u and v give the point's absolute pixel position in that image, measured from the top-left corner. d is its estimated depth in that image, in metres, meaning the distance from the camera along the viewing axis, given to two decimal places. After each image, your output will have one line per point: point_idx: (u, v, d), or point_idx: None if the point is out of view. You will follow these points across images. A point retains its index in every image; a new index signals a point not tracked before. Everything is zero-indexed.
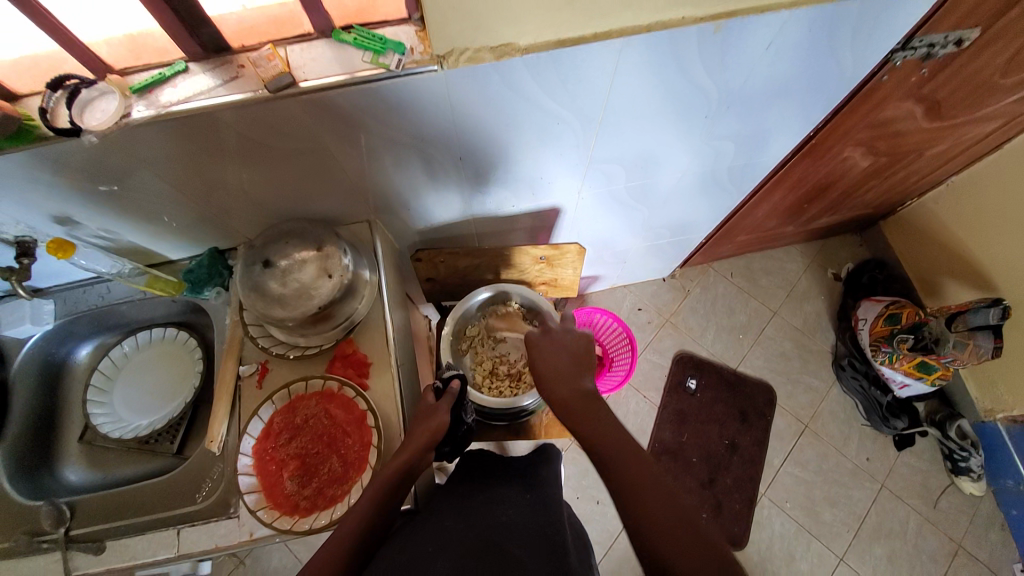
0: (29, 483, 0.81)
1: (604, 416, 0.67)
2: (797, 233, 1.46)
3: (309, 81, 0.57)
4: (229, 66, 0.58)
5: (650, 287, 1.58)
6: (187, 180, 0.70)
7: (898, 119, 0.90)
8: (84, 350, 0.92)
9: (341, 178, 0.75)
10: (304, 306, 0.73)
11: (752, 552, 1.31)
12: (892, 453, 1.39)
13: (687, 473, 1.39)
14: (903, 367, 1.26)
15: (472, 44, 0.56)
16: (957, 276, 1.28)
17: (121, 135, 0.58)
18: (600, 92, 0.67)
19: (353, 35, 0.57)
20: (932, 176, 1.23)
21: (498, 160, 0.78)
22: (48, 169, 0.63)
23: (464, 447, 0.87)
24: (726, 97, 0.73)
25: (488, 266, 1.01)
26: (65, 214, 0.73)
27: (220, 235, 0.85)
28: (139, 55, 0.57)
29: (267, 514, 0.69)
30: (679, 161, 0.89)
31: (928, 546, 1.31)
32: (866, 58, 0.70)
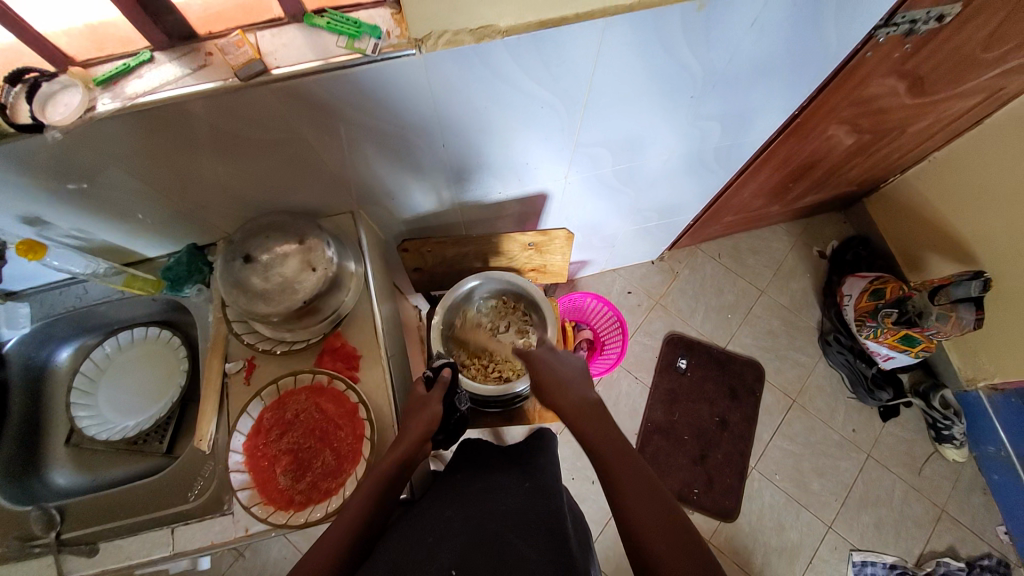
0: (14, 488, 0.80)
1: (608, 423, 0.66)
2: (783, 212, 1.46)
3: (282, 68, 0.55)
4: (196, 54, 0.55)
5: (640, 269, 1.58)
6: (160, 175, 0.68)
7: (881, 96, 0.90)
8: (66, 352, 0.90)
9: (322, 168, 0.73)
10: (287, 301, 0.72)
11: (743, 523, 1.35)
12: (878, 424, 1.43)
13: (679, 450, 1.41)
14: (887, 341, 1.28)
15: (450, 26, 0.55)
16: (938, 249, 1.30)
17: (87, 130, 0.56)
18: (584, 74, 0.65)
19: (325, 19, 0.55)
20: (915, 152, 1.24)
21: (483, 147, 0.77)
22: (13, 168, 0.60)
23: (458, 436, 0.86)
24: (711, 77, 0.72)
25: (476, 255, 1.01)
26: (35, 215, 0.70)
27: (199, 231, 0.83)
28: (102, 46, 0.54)
29: (261, 509, 0.68)
30: (665, 142, 0.88)
31: (912, 511, 1.36)
32: (850, 34, 0.69)
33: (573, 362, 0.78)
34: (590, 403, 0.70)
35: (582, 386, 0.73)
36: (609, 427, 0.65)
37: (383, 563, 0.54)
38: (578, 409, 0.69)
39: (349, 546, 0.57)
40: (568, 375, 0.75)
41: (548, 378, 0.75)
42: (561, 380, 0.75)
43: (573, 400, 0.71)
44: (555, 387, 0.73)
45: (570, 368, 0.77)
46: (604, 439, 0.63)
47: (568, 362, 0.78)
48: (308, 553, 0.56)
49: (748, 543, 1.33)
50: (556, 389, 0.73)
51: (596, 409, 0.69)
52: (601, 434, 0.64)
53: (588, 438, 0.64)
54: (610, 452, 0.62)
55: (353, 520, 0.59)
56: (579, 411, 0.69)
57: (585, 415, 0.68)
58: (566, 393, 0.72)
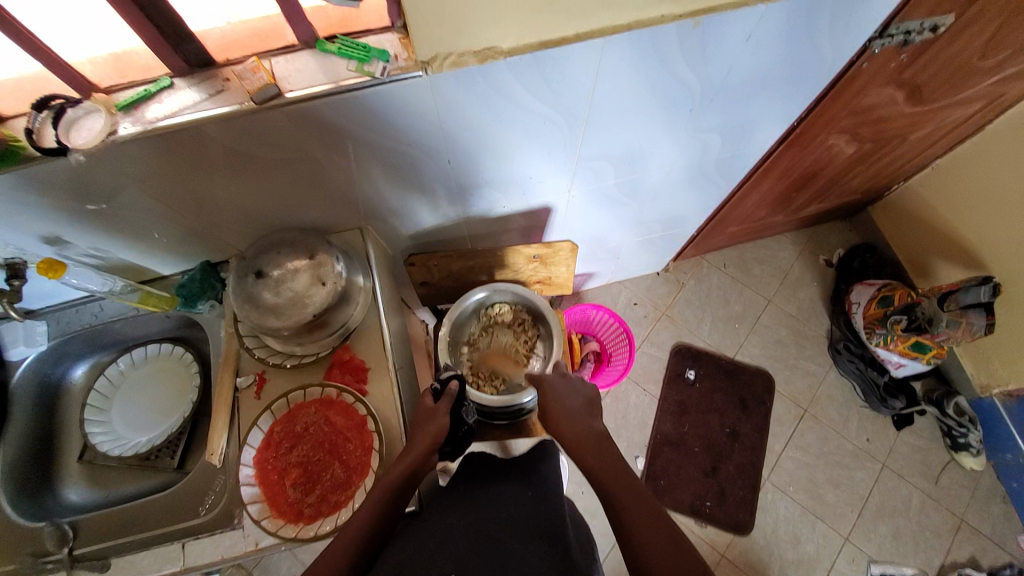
0: (29, 505, 0.80)
1: (613, 454, 0.68)
2: (788, 221, 1.47)
3: (295, 91, 0.57)
4: (214, 80, 0.58)
5: (646, 281, 1.58)
6: (177, 195, 0.70)
7: (880, 106, 0.91)
8: (80, 370, 0.92)
9: (330, 187, 0.76)
10: (299, 315, 0.73)
11: (757, 536, 1.32)
12: (892, 433, 1.40)
13: (690, 462, 1.40)
14: (898, 348, 1.27)
15: (455, 49, 0.57)
16: (945, 255, 1.30)
17: (108, 152, 0.59)
18: (585, 91, 0.67)
19: (336, 44, 0.58)
20: (917, 160, 1.25)
21: (487, 163, 0.79)
22: (38, 190, 0.63)
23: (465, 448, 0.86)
24: (710, 91, 0.74)
25: (482, 268, 1.02)
26: (55, 235, 0.73)
27: (211, 249, 0.85)
28: (125, 73, 0.57)
29: (271, 523, 0.69)
30: (667, 154, 0.89)
31: (932, 523, 1.32)
32: (845, 47, 0.70)
33: (580, 392, 0.81)
34: (593, 434, 0.72)
35: (587, 415, 0.76)
36: (615, 466, 0.65)
37: (388, 569, 0.55)
38: (580, 441, 0.71)
39: (354, 552, 0.57)
40: (575, 405, 0.78)
41: (555, 407, 0.78)
42: (567, 409, 0.77)
43: (578, 430, 0.73)
44: (562, 418, 0.75)
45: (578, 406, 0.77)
46: (604, 466, 0.65)
47: (578, 392, 0.81)
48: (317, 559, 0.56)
49: (763, 557, 1.30)
50: (564, 418, 0.76)
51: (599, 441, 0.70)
52: (607, 464, 0.65)
53: (593, 470, 0.65)
54: (606, 475, 0.64)
55: (363, 525, 0.60)
56: (582, 442, 0.71)
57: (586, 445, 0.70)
58: (573, 423, 0.75)
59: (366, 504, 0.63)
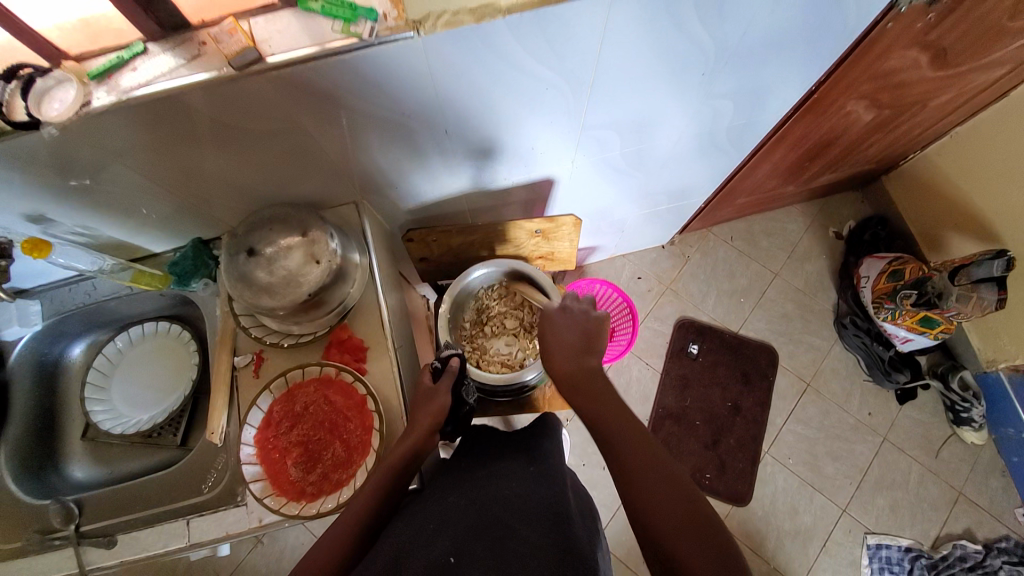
0: (35, 483, 0.81)
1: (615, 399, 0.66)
2: (798, 192, 1.42)
3: (277, 56, 0.53)
4: (190, 44, 0.54)
5: (650, 254, 1.55)
6: (163, 170, 0.67)
7: (902, 69, 0.86)
8: (78, 349, 0.91)
9: (322, 160, 0.72)
10: (293, 294, 0.71)
11: (755, 508, 1.34)
12: (894, 407, 1.40)
13: (691, 436, 1.40)
14: (906, 323, 1.25)
15: (449, 6, 0.53)
16: (959, 227, 1.26)
17: (84, 125, 0.55)
18: (589, 54, 0.63)
19: (320, 2, 0.53)
20: (935, 128, 1.19)
21: (487, 134, 0.75)
22: (16, 167, 0.60)
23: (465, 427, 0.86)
24: (723, 54, 0.69)
25: (482, 243, 0.99)
26: (39, 213, 0.70)
27: (203, 225, 0.82)
28: (96, 38, 0.53)
29: (274, 500, 0.69)
30: (676, 123, 0.85)
31: (929, 495, 1.34)
32: (871, 4, 0.65)
33: (579, 325, 0.78)
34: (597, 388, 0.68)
35: (585, 352, 0.74)
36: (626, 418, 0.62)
37: (388, 550, 0.54)
38: (583, 391, 0.68)
39: (356, 534, 0.57)
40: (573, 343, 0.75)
41: (555, 347, 0.75)
42: (566, 347, 0.75)
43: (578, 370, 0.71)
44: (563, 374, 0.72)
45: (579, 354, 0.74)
46: (611, 422, 0.62)
47: (577, 324, 0.78)
48: (315, 544, 0.56)
49: (761, 527, 1.33)
50: (563, 357, 0.74)
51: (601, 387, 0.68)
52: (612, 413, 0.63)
53: (600, 429, 0.62)
54: (614, 425, 0.62)
55: (362, 508, 0.60)
56: (585, 394, 0.68)
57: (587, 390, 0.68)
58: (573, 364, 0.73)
59: (366, 487, 0.62)
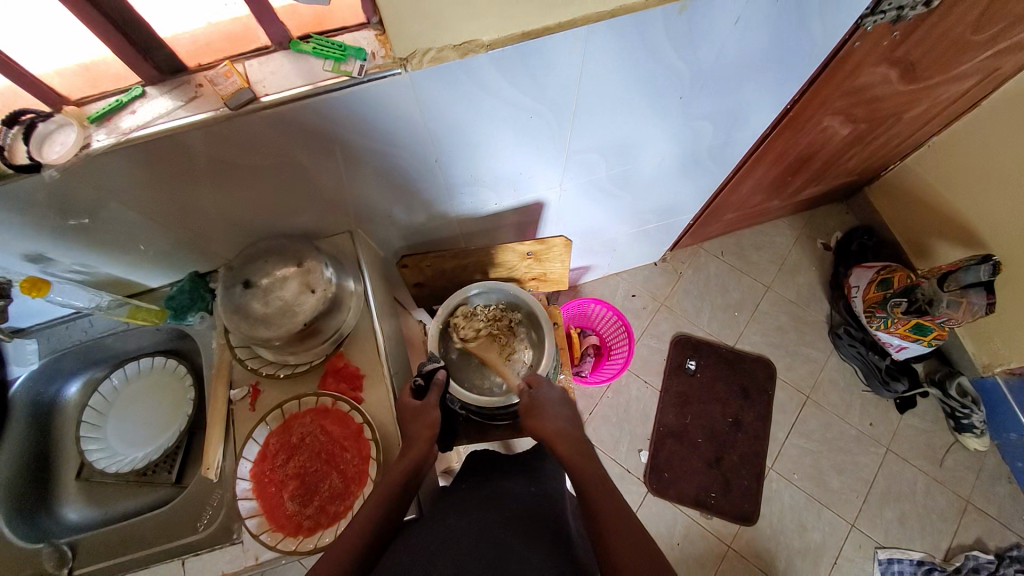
0: (27, 526, 0.80)
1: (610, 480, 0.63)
2: (784, 206, 1.45)
3: (271, 95, 0.55)
4: (187, 87, 0.56)
5: (643, 272, 1.57)
6: (160, 207, 0.69)
7: (873, 85, 0.90)
8: (73, 388, 0.90)
9: (315, 192, 0.74)
10: (289, 324, 0.72)
11: (763, 526, 1.32)
12: (895, 416, 1.40)
13: (694, 454, 1.39)
14: (899, 331, 1.26)
15: (433, 44, 0.55)
16: (943, 234, 1.29)
17: (83, 166, 0.57)
18: (571, 82, 0.66)
19: (311, 44, 0.56)
20: (911, 139, 1.23)
21: (476, 162, 0.78)
22: (17, 209, 0.61)
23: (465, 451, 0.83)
24: (700, 76, 0.72)
25: (476, 267, 1.01)
26: (38, 253, 0.72)
27: (199, 259, 0.84)
28: (96, 83, 0.55)
29: (270, 537, 0.68)
30: (659, 144, 0.88)
31: (937, 505, 1.32)
32: (837, 25, 0.69)
33: (571, 408, 0.73)
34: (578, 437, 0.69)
35: (578, 433, 0.70)
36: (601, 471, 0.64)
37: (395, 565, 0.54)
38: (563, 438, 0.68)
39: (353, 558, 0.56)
40: (565, 424, 0.70)
41: (546, 421, 0.70)
42: (558, 429, 0.69)
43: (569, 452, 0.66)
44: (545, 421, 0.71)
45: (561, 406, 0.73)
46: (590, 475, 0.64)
47: (567, 405, 0.74)
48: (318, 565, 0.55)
49: (770, 545, 1.30)
50: (557, 440, 0.68)
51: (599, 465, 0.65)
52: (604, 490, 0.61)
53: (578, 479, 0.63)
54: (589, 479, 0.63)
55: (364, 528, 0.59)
56: (566, 445, 0.68)
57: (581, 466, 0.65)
58: (564, 443, 0.68)
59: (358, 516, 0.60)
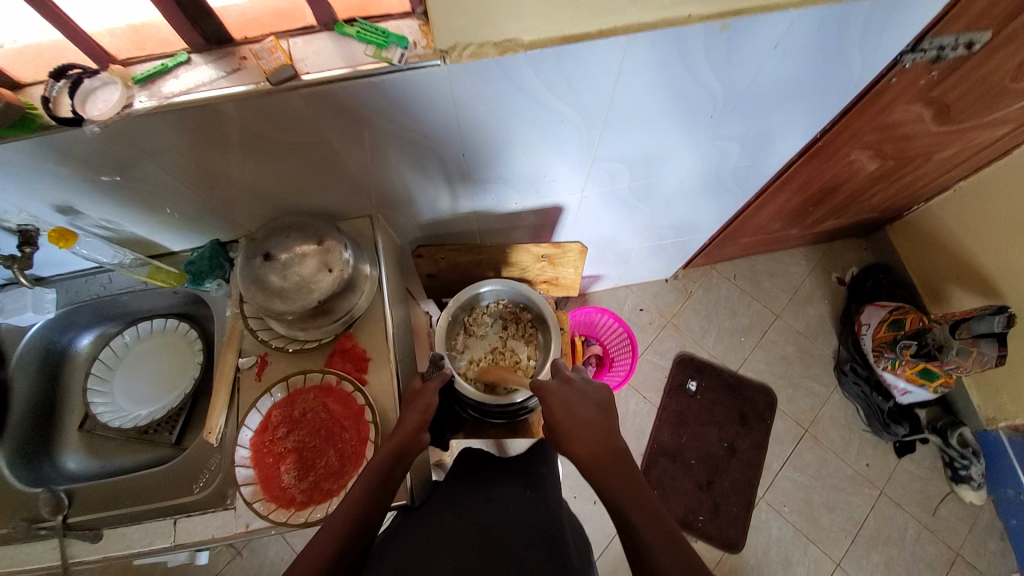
0: (27, 470, 0.82)
1: (615, 452, 0.66)
2: (802, 236, 1.45)
3: (311, 74, 0.56)
4: (232, 58, 0.58)
5: (653, 288, 1.57)
6: (191, 173, 0.70)
7: (906, 123, 0.89)
8: (85, 340, 0.92)
9: (342, 173, 0.75)
10: (305, 300, 0.72)
11: (748, 554, 1.31)
12: (892, 459, 1.39)
13: (686, 474, 1.39)
14: (905, 374, 1.25)
15: (475, 39, 0.56)
16: (962, 282, 1.28)
17: (123, 125, 0.59)
18: (605, 90, 0.66)
19: (356, 28, 0.57)
20: (939, 182, 1.22)
21: (502, 160, 0.78)
22: (56, 160, 0.63)
23: (461, 458, 0.82)
24: (733, 97, 0.72)
25: (489, 264, 1.01)
26: (68, 205, 0.73)
27: (221, 227, 0.85)
28: (143, 45, 0.57)
29: (263, 506, 0.69)
30: (685, 160, 0.88)
31: (926, 553, 1.31)
32: (877, 58, 0.69)
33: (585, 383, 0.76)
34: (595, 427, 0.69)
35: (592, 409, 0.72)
36: (608, 445, 0.67)
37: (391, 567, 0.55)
38: (574, 432, 0.69)
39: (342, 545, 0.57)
40: (576, 400, 0.73)
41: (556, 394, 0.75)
42: (572, 404, 0.73)
43: (576, 422, 0.70)
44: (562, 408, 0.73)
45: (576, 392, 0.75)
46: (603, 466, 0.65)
47: (588, 396, 0.74)
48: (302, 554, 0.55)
49: None
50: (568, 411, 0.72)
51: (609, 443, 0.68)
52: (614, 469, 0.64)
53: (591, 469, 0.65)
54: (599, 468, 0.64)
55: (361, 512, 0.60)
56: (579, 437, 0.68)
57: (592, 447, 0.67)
58: (575, 420, 0.71)
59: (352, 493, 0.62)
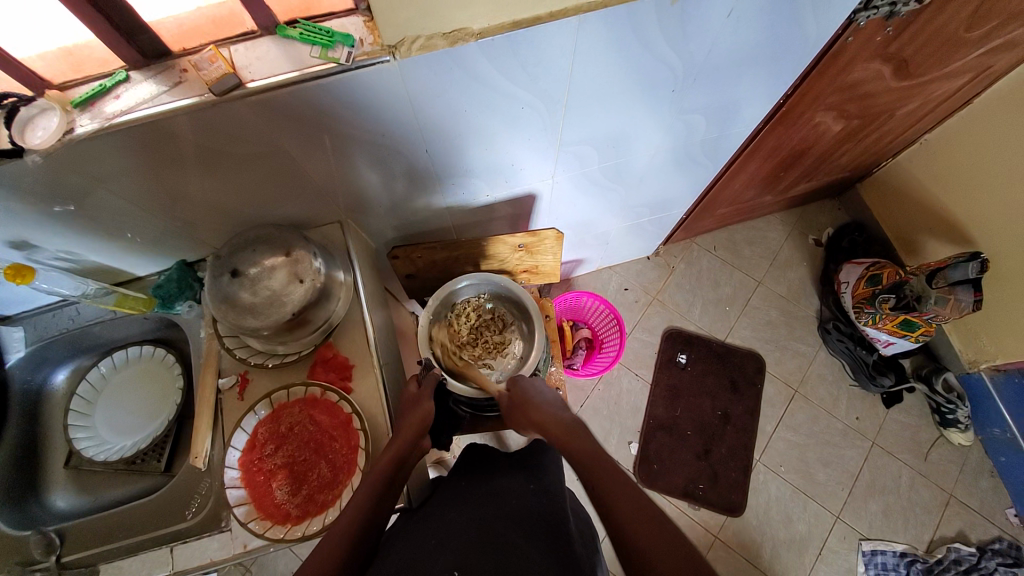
0: (15, 513, 0.80)
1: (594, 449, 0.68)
2: (777, 202, 1.46)
3: (257, 81, 0.55)
4: (171, 71, 0.56)
5: (635, 266, 1.57)
6: (146, 194, 0.68)
7: (866, 81, 0.90)
8: (61, 375, 0.90)
9: (305, 181, 0.73)
10: (277, 314, 0.71)
11: (750, 517, 1.34)
12: (881, 411, 1.42)
13: (683, 446, 1.41)
14: (887, 326, 1.27)
15: (423, 31, 0.55)
16: (935, 232, 1.30)
17: (68, 152, 0.56)
18: (562, 74, 0.65)
19: (298, 30, 0.55)
20: (905, 136, 1.24)
21: (467, 152, 0.77)
22: (0, 193, 0.61)
23: (464, 454, 0.82)
24: (692, 70, 0.72)
25: (467, 259, 1.00)
26: (22, 239, 0.71)
27: (187, 247, 0.83)
28: (79, 68, 0.54)
29: (259, 525, 0.68)
30: (651, 137, 0.87)
31: (920, 498, 1.35)
32: (830, 20, 0.68)
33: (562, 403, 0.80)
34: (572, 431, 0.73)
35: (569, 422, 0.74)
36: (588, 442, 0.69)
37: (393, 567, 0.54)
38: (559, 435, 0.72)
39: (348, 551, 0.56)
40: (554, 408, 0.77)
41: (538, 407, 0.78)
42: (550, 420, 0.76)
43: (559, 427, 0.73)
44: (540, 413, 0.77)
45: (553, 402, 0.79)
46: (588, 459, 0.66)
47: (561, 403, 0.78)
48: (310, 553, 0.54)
49: (756, 537, 1.32)
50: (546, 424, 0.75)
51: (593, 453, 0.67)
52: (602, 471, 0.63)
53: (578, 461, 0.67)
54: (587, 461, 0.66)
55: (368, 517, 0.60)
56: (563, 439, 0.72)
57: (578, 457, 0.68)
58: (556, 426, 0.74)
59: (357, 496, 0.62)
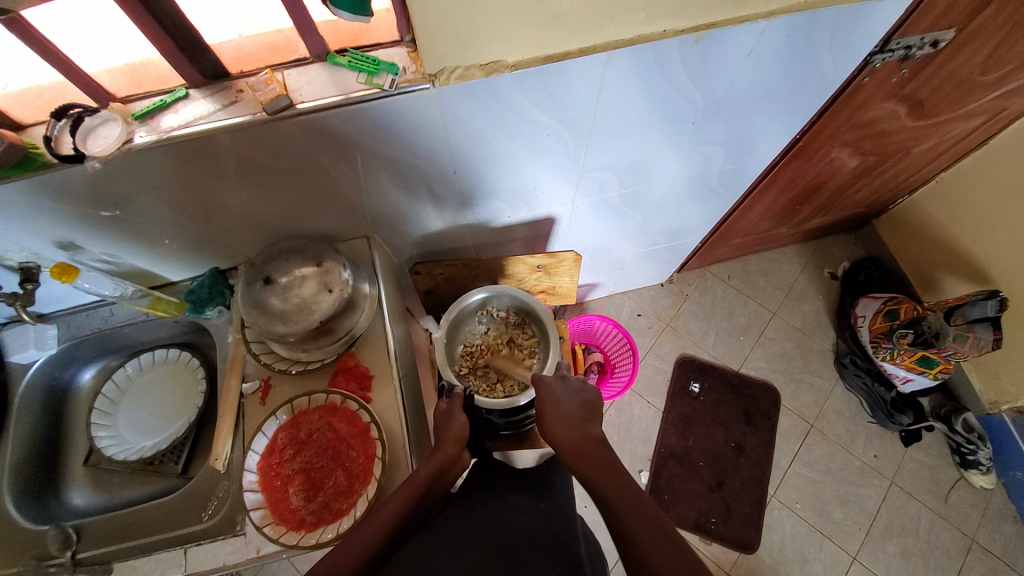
0: (36, 508, 0.81)
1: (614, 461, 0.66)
2: (792, 234, 1.46)
3: (306, 102, 0.58)
4: (228, 91, 0.60)
5: (649, 292, 1.58)
6: (187, 204, 0.72)
7: (882, 119, 0.92)
8: (88, 374, 0.93)
9: (338, 196, 0.77)
10: (305, 321, 0.74)
11: (763, 554, 1.30)
12: (899, 448, 1.39)
13: (695, 477, 1.38)
14: (905, 363, 1.26)
15: (461, 62, 0.59)
16: (952, 269, 1.30)
17: (122, 160, 0.60)
18: (589, 104, 0.69)
19: (347, 57, 0.59)
20: (921, 174, 1.25)
21: (493, 174, 0.80)
22: (56, 197, 0.65)
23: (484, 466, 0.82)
24: (713, 104, 0.75)
25: (486, 277, 1.03)
26: (69, 240, 0.75)
27: (220, 256, 0.86)
28: (141, 83, 0.59)
29: (273, 529, 0.69)
30: (669, 167, 0.90)
31: (941, 541, 1.30)
32: (846, 62, 0.72)
33: (581, 397, 0.77)
34: (594, 440, 0.69)
35: (586, 424, 0.72)
36: (609, 457, 0.67)
37: (401, 574, 0.54)
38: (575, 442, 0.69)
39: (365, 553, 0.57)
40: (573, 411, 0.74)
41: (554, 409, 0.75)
42: (566, 418, 0.73)
43: (575, 437, 0.70)
44: (556, 419, 0.73)
45: (574, 404, 0.76)
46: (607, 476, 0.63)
47: (577, 398, 0.77)
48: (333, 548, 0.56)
49: (770, 575, 1.28)
50: (562, 427, 0.72)
51: (608, 461, 0.66)
52: (615, 487, 0.61)
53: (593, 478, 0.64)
54: (601, 473, 0.64)
55: (385, 525, 0.60)
56: (580, 447, 0.68)
57: (589, 460, 0.66)
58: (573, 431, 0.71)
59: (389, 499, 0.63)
